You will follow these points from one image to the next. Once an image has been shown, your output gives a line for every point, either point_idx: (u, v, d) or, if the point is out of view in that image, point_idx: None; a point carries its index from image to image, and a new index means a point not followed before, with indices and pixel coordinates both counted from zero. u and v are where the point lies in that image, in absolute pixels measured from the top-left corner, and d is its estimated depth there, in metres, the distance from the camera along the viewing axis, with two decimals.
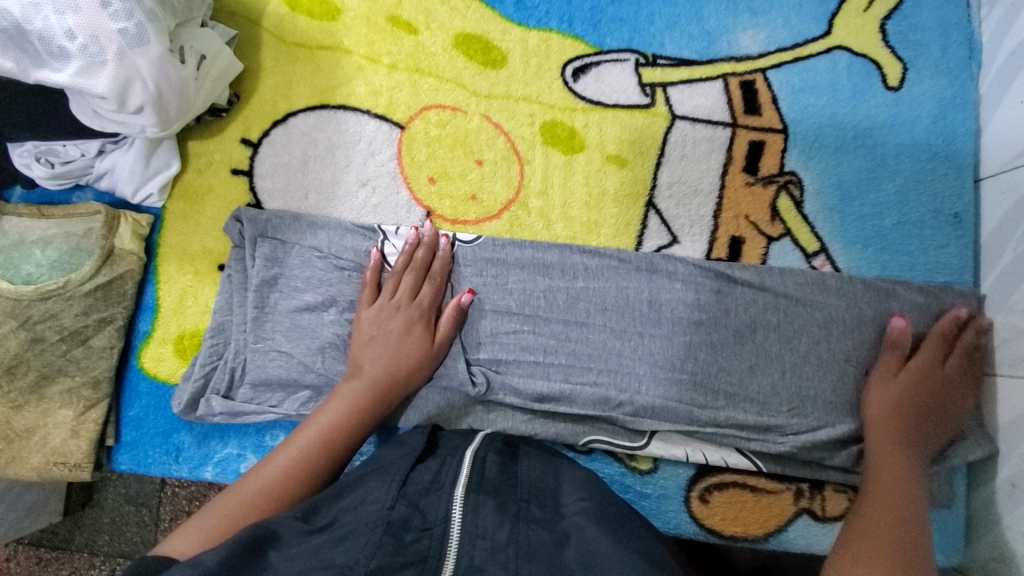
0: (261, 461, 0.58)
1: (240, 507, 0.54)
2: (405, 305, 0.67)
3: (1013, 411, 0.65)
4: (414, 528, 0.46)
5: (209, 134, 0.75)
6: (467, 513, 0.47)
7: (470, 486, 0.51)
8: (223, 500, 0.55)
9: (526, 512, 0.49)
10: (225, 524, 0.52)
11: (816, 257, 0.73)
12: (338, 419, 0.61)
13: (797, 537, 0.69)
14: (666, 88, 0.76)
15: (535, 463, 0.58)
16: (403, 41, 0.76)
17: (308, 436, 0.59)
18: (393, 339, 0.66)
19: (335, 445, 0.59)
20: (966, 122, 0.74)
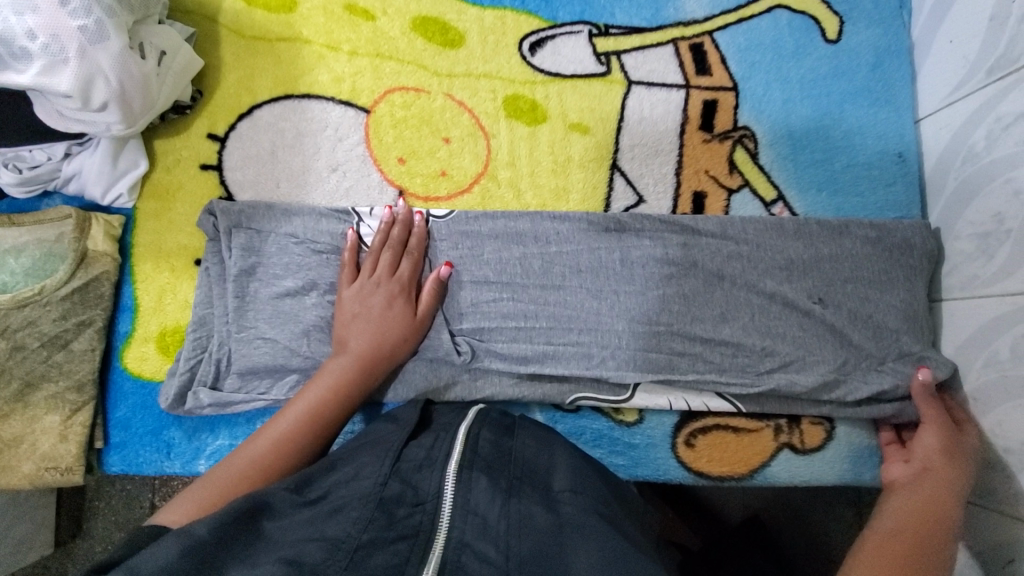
0: (250, 436, 0.59)
1: (230, 480, 0.55)
2: (924, 436, 0.67)
3: (969, 331, 0.70)
4: (407, 503, 0.47)
5: (175, 132, 0.75)
6: (460, 490, 0.48)
7: (464, 461, 0.51)
8: (214, 475, 0.56)
9: (516, 489, 0.49)
10: (217, 496, 0.54)
11: (775, 205, 0.77)
12: (324, 395, 0.62)
13: (780, 470, 0.73)
14: (621, 56, 0.79)
15: (532, 440, 0.59)
16: (362, 28, 0.78)
17: (296, 412, 0.61)
18: (925, 495, 0.63)
19: (323, 420, 0.61)
20: (903, 68, 0.78)
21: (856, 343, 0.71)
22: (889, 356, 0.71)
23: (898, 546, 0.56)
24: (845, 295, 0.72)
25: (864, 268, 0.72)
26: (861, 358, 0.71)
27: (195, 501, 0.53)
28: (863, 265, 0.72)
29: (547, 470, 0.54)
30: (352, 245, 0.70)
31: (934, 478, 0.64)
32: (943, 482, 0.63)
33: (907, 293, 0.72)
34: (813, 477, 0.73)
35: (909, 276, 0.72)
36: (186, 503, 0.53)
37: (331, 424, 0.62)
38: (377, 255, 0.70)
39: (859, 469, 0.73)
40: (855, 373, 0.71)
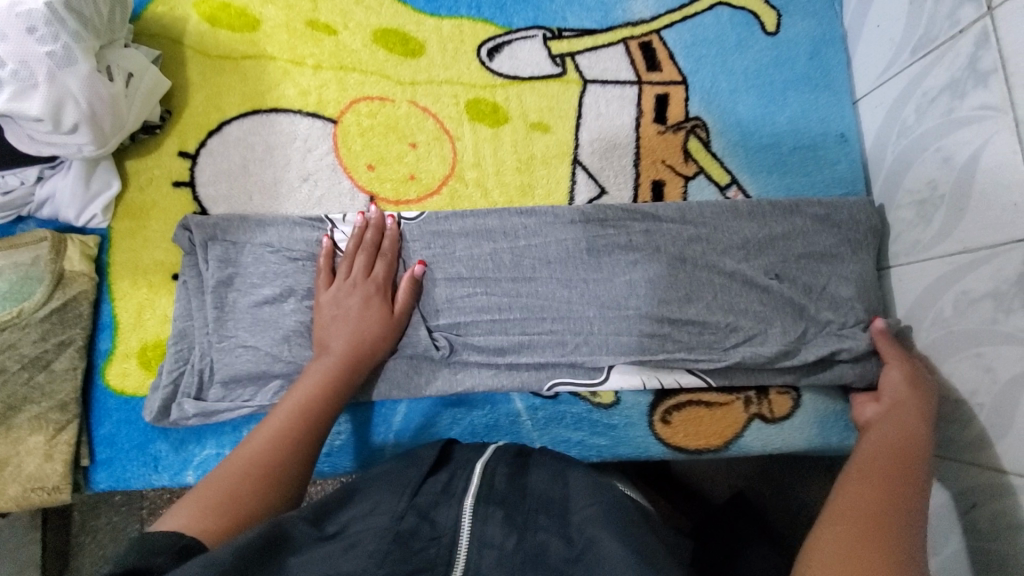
0: (243, 442, 0.60)
1: (230, 479, 0.55)
2: (889, 373, 0.70)
3: (916, 293, 0.74)
4: (423, 537, 0.48)
5: (146, 152, 0.77)
6: (475, 523, 0.49)
7: (480, 496, 0.52)
8: (212, 477, 0.55)
9: (532, 521, 0.51)
10: (220, 496, 0.53)
11: (729, 189, 0.81)
12: (312, 393, 0.64)
13: (753, 440, 0.76)
14: (575, 57, 0.83)
15: (547, 474, 0.59)
16: (325, 42, 0.81)
17: (286, 411, 0.62)
18: (898, 417, 0.66)
19: (314, 416, 0.63)
20: (838, 55, 0.84)
21: (812, 314, 0.75)
22: (845, 323, 0.75)
23: (876, 469, 0.59)
24: (799, 270, 0.76)
25: (816, 242, 0.77)
26: (818, 326, 0.75)
27: (199, 506, 0.52)
28: (815, 240, 0.77)
29: (563, 493, 0.56)
30: (326, 254, 0.72)
31: (905, 396, 0.67)
32: (911, 414, 0.66)
33: (857, 265, 0.76)
34: (785, 444, 0.76)
35: (856, 247, 0.77)
36: (189, 507, 0.52)
37: (322, 420, 0.63)
38: (352, 258, 0.72)
39: (829, 433, 0.76)
40: (814, 342, 0.75)
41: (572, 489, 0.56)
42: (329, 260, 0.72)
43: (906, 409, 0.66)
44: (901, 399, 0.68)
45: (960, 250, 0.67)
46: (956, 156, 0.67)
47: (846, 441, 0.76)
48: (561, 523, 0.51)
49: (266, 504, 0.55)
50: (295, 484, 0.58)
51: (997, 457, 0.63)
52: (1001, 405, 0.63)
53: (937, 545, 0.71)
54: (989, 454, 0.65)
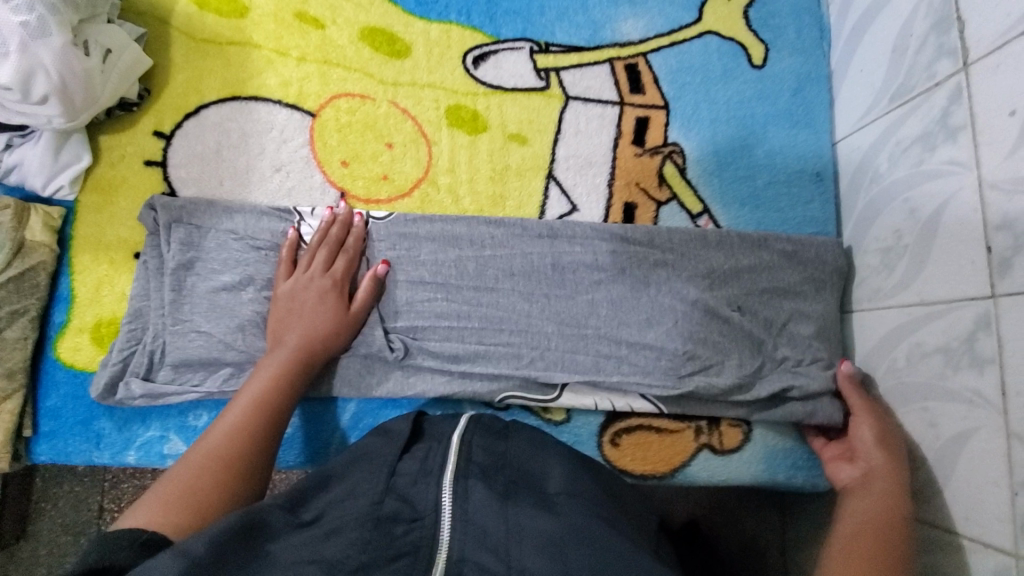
0: (200, 439, 0.59)
1: (190, 474, 0.54)
2: (859, 429, 0.69)
3: (873, 339, 0.73)
4: (404, 520, 0.48)
5: (121, 128, 0.77)
6: (456, 501, 0.50)
7: (459, 471, 0.53)
8: (171, 475, 0.54)
9: (512, 492, 0.52)
10: (182, 490, 0.52)
11: (700, 217, 0.81)
12: (269, 385, 0.64)
13: (699, 470, 0.76)
14: (559, 72, 0.83)
15: (526, 439, 0.60)
16: (311, 35, 0.81)
17: (243, 403, 0.62)
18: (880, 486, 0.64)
19: (272, 408, 0.62)
20: (821, 94, 0.84)
21: (769, 349, 0.75)
22: (802, 361, 0.75)
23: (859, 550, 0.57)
24: (761, 304, 0.76)
25: (781, 278, 0.77)
26: (774, 361, 0.75)
27: (159, 501, 0.51)
28: (780, 276, 0.77)
29: (542, 467, 0.57)
30: (290, 246, 0.72)
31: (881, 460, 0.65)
32: (890, 476, 0.64)
33: (819, 304, 0.76)
34: (731, 477, 0.76)
35: (819, 287, 0.77)
36: (149, 506, 0.51)
37: (280, 411, 0.63)
38: (314, 251, 0.72)
39: (777, 470, 0.76)
40: (769, 377, 0.75)
41: (550, 466, 0.57)
42: (292, 252, 0.72)
43: (886, 474, 0.64)
44: (880, 464, 0.65)
45: (917, 302, 0.66)
46: (921, 209, 0.67)
47: (793, 479, 0.76)
48: (542, 497, 0.53)
49: (230, 494, 0.54)
50: (258, 473, 0.57)
51: (932, 512, 0.63)
52: (942, 460, 0.63)
53: None
54: (929, 508, 0.64)
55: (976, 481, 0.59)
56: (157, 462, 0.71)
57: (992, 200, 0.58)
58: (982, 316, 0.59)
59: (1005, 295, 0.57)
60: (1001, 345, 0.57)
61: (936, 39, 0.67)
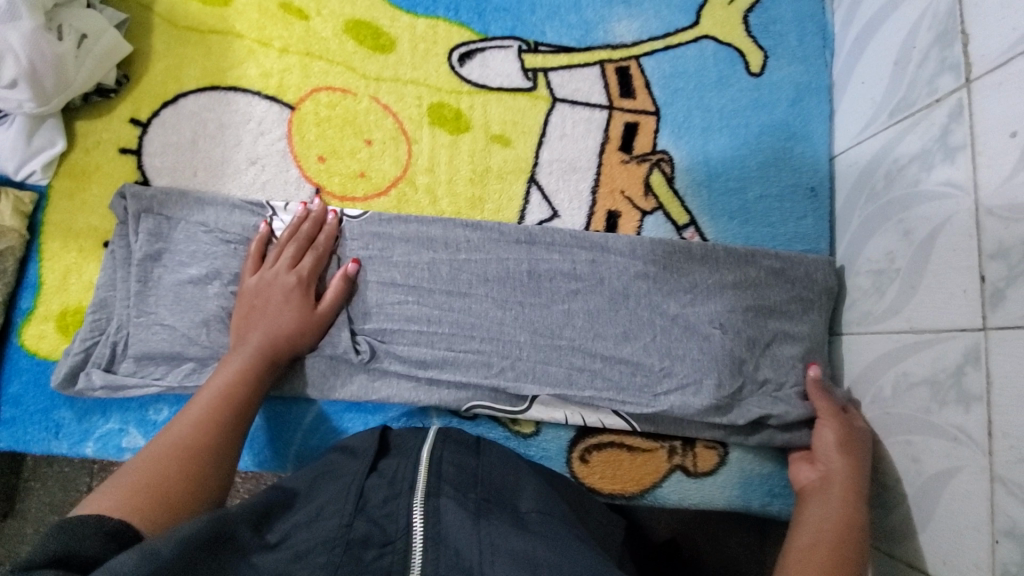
0: (162, 430, 0.56)
1: (150, 464, 0.52)
2: (822, 435, 0.67)
3: (861, 365, 0.70)
4: (375, 544, 0.45)
5: (97, 114, 0.76)
6: (429, 519, 0.47)
7: (430, 489, 0.51)
8: (130, 466, 0.52)
9: (484, 509, 0.50)
10: (143, 479, 0.50)
11: (687, 229, 0.78)
12: (233, 380, 0.62)
13: (671, 492, 0.73)
14: (547, 73, 0.80)
15: (497, 458, 0.60)
16: (295, 26, 0.79)
17: (205, 397, 0.60)
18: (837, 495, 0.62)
19: (236, 402, 0.61)
20: (821, 105, 0.80)
21: (751, 370, 0.72)
22: (785, 385, 0.71)
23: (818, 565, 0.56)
24: (746, 321, 0.72)
25: (768, 295, 0.73)
26: (755, 383, 0.72)
27: (122, 488, 0.49)
28: (767, 293, 0.74)
29: (513, 488, 0.56)
30: (258, 241, 0.70)
31: (839, 468, 0.64)
32: (848, 485, 0.62)
33: (806, 326, 0.73)
34: (703, 500, 0.73)
35: (806, 309, 0.73)
36: (108, 492, 0.48)
37: (245, 406, 0.61)
38: (283, 247, 0.70)
39: (750, 496, 0.73)
40: (749, 400, 0.71)
41: (523, 488, 0.56)
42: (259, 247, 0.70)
43: (846, 483, 0.63)
44: (839, 473, 0.64)
45: (906, 329, 0.63)
46: (915, 231, 0.63)
47: (767, 506, 0.73)
48: (514, 517, 0.50)
49: (199, 483, 0.52)
50: (225, 464, 0.56)
51: (912, 552, 0.60)
52: (923, 498, 0.59)
53: None
54: (908, 548, 0.61)
55: (958, 523, 0.55)
56: (115, 455, 0.71)
57: (988, 226, 0.55)
58: (971, 350, 0.55)
59: (996, 328, 0.53)
60: (990, 382, 0.53)
61: (939, 52, 0.63)
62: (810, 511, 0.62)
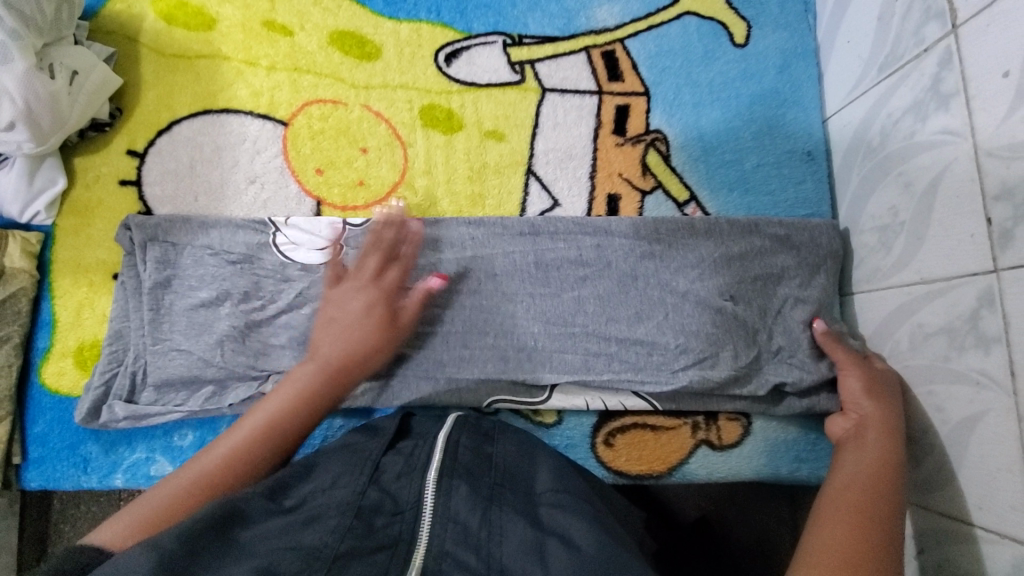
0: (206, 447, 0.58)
1: (173, 494, 0.54)
2: (848, 381, 0.66)
3: (876, 322, 0.70)
4: (386, 513, 0.47)
5: (94, 149, 0.76)
6: (440, 497, 0.48)
7: (443, 470, 0.50)
8: (157, 488, 0.55)
9: (497, 494, 0.50)
10: (159, 511, 0.52)
11: (688, 205, 0.78)
12: (286, 408, 0.60)
13: (698, 467, 0.73)
14: (534, 65, 0.81)
15: (514, 444, 0.59)
16: (280, 43, 0.79)
17: (252, 424, 0.58)
18: (868, 440, 0.61)
19: (280, 436, 0.58)
20: (809, 70, 0.81)
21: (766, 338, 0.72)
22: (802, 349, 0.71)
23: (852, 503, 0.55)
24: (756, 291, 0.73)
25: (776, 262, 0.73)
26: (771, 351, 0.72)
27: (134, 514, 0.53)
28: (775, 259, 0.74)
29: (528, 471, 0.55)
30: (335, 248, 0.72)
31: (871, 413, 0.63)
32: (880, 427, 0.62)
33: (817, 289, 0.73)
34: (730, 473, 0.74)
35: (813, 276, 0.74)
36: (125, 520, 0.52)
37: (291, 437, 0.59)
38: (365, 259, 0.70)
39: (777, 464, 0.73)
40: (766, 367, 0.71)
41: (537, 470, 0.55)
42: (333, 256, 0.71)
43: (880, 426, 0.62)
44: (870, 417, 0.63)
45: (917, 280, 0.63)
46: (917, 182, 0.63)
47: (795, 472, 0.73)
48: (526, 504, 0.50)
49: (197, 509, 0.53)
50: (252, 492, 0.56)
51: (944, 501, 0.60)
52: (952, 445, 0.59)
53: None
54: (941, 498, 0.60)
55: (990, 467, 0.55)
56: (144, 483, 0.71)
57: (988, 167, 0.55)
58: (986, 293, 0.55)
59: (1008, 268, 0.53)
60: (1007, 323, 0.53)
61: (923, 2, 0.63)
62: (845, 459, 0.61)
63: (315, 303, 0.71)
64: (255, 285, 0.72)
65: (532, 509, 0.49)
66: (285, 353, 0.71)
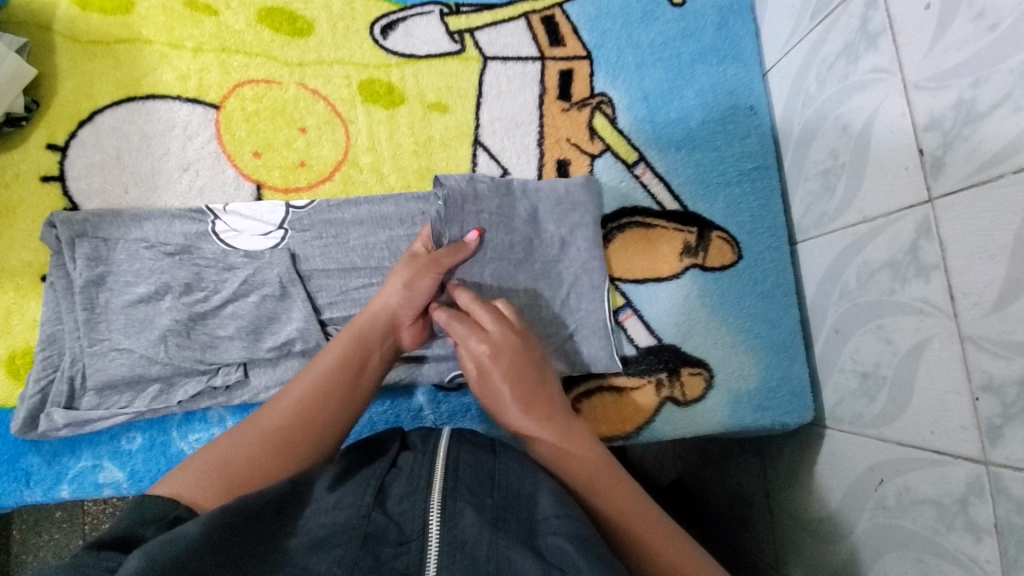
0: (275, 397, 0.56)
1: (253, 446, 0.51)
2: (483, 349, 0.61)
3: (824, 267, 0.72)
4: (391, 542, 0.43)
5: (10, 146, 0.72)
6: (445, 523, 0.44)
7: (447, 491, 0.46)
8: (224, 444, 0.51)
9: (501, 521, 0.45)
10: (216, 472, 0.48)
11: (637, 166, 0.78)
12: (341, 359, 0.58)
13: (664, 426, 0.73)
14: (474, 34, 0.79)
15: (518, 459, 0.52)
16: (205, 23, 0.76)
17: (327, 362, 0.58)
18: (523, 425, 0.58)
19: (326, 395, 0.56)
20: (746, 25, 0.81)
21: None
22: None
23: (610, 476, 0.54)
24: None
25: None
26: None
27: (201, 469, 0.49)
28: None
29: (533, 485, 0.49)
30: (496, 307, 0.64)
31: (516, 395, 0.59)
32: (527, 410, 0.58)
33: None
34: (697, 428, 0.74)
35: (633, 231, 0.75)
36: (203, 479, 0.48)
37: (330, 404, 0.56)
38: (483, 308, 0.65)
39: (740, 416, 0.74)
40: None
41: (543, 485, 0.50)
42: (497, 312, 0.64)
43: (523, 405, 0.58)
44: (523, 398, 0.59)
45: (860, 220, 0.64)
46: (852, 124, 0.65)
47: (758, 421, 0.73)
48: (527, 533, 0.45)
49: (257, 483, 0.49)
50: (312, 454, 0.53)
51: (898, 432, 0.61)
52: (903, 376, 0.60)
53: (851, 522, 0.68)
54: (896, 429, 0.62)
55: (939, 393, 0.56)
56: (93, 492, 0.68)
57: (918, 100, 0.56)
58: (923, 223, 0.56)
59: (941, 196, 0.54)
60: (943, 250, 0.55)
61: None
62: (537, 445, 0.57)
63: (262, 290, 0.69)
64: (197, 275, 0.68)
65: (533, 541, 0.44)
66: (235, 344, 0.68)
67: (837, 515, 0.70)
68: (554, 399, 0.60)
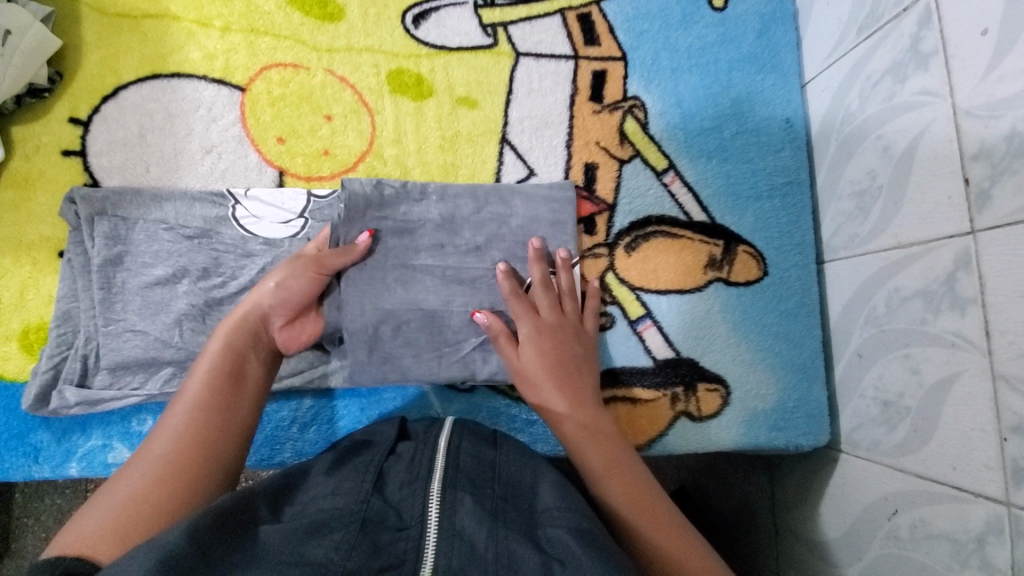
0: (156, 428, 0.54)
1: (146, 479, 0.49)
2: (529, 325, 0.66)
3: (851, 288, 0.70)
4: (390, 528, 0.43)
5: (32, 117, 0.71)
6: (445, 512, 0.43)
7: (447, 480, 0.46)
8: (116, 488, 0.49)
9: (501, 511, 0.45)
10: (114, 517, 0.46)
11: (666, 174, 0.76)
12: (215, 369, 0.57)
13: (676, 439, 0.73)
14: (507, 28, 0.77)
15: (517, 452, 0.53)
16: (234, 2, 0.74)
17: (200, 378, 0.57)
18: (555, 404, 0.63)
19: (207, 408, 0.55)
20: (788, 34, 0.79)
21: None
22: None
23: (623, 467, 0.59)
24: None
25: None
26: None
27: (100, 515, 0.46)
28: None
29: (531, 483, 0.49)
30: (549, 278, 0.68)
31: (554, 368, 0.64)
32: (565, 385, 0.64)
33: None
34: (709, 443, 0.73)
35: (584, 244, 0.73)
36: (102, 525, 0.45)
37: (218, 420, 0.55)
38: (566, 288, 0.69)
39: (754, 434, 0.73)
40: None
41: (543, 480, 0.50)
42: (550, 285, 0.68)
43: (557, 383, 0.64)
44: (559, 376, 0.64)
45: (894, 246, 0.63)
46: (895, 146, 0.63)
47: (772, 441, 0.73)
48: (527, 523, 0.45)
49: (163, 521, 0.47)
50: (212, 473, 0.52)
51: (916, 463, 0.60)
52: (927, 408, 0.59)
53: (860, 548, 0.67)
54: (916, 460, 0.60)
55: (964, 429, 0.55)
56: (102, 472, 0.68)
57: (967, 128, 0.54)
58: (962, 255, 0.55)
59: (985, 229, 0.53)
60: (982, 285, 0.53)
61: None
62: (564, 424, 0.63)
63: None
64: (215, 260, 0.68)
65: (534, 532, 0.44)
66: None
67: (845, 540, 0.69)
68: (582, 388, 0.65)
